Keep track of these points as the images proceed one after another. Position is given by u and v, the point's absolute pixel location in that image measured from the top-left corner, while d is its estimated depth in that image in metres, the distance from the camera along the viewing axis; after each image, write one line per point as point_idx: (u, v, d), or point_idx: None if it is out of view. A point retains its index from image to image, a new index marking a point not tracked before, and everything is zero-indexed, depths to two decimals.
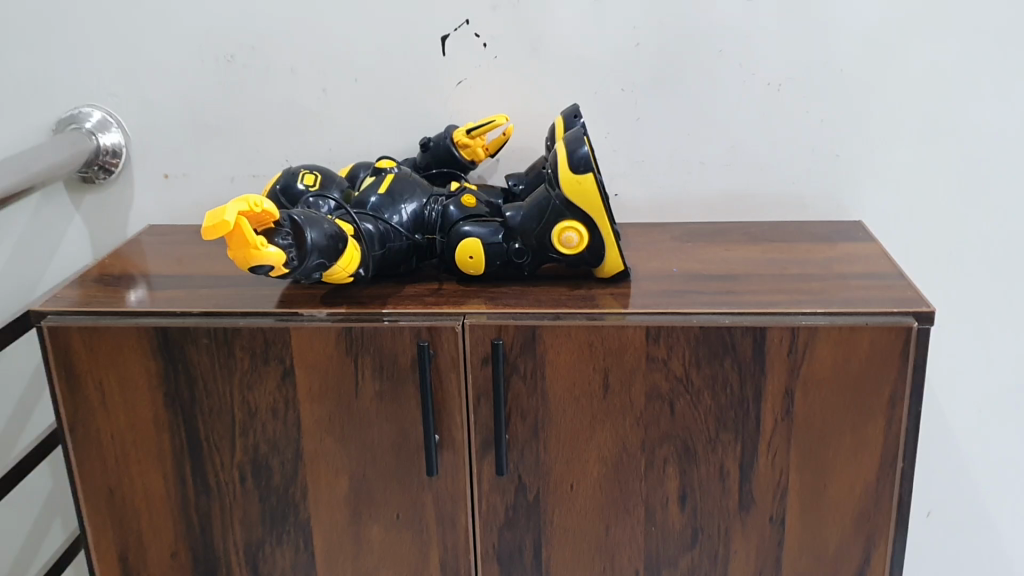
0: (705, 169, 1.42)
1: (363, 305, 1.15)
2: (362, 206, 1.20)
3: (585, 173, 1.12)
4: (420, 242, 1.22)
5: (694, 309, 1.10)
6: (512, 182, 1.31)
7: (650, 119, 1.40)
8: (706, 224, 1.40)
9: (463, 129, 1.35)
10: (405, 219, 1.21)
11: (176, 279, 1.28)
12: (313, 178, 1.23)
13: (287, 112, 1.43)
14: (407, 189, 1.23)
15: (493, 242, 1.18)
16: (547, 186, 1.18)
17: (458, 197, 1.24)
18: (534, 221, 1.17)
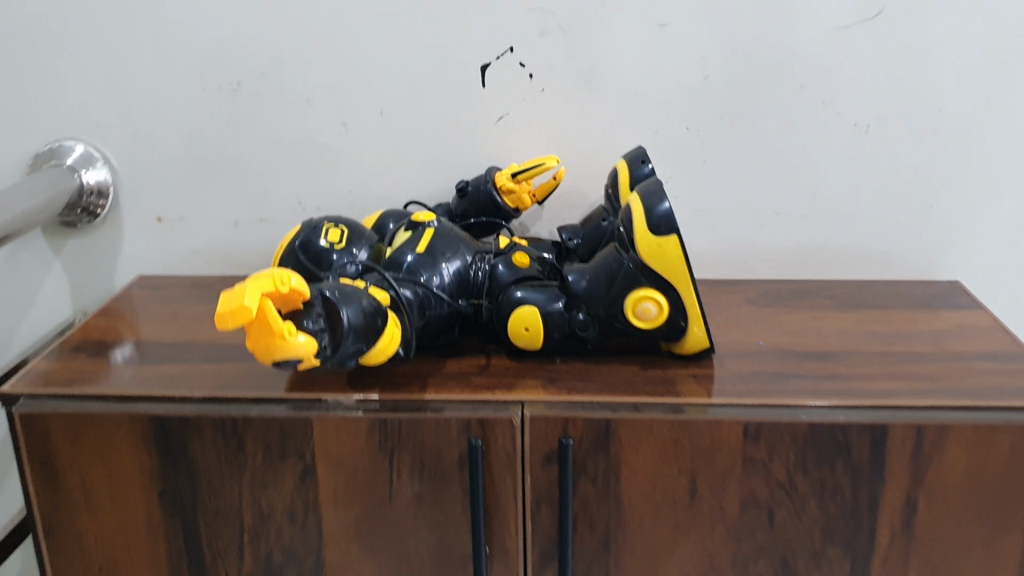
0: (780, 220, 1.24)
1: (399, 389, 0.97)
2: (397, 267, 1.01)
3: (668, 234, 0.93)
4: (464, 308, 1.03)
5: (800, 402, 0.92)
6: (565, 236, 1.11)
7: (719, 164, 1.22)
8: (782, 283, 1.23)
9: (505, 172, 1.17)
10: (448, 281, 1.02)
11: (172, 347, 1.09)
12: (338, 233, 1.04)
13: (302, 148, 1.25)
14: (449, 245, 1.04)
15: (553, 310, 1.00)
16: (617, 244, 1.00)
17: (509, 254, 1.05)
18: (603, 288, 0.98)
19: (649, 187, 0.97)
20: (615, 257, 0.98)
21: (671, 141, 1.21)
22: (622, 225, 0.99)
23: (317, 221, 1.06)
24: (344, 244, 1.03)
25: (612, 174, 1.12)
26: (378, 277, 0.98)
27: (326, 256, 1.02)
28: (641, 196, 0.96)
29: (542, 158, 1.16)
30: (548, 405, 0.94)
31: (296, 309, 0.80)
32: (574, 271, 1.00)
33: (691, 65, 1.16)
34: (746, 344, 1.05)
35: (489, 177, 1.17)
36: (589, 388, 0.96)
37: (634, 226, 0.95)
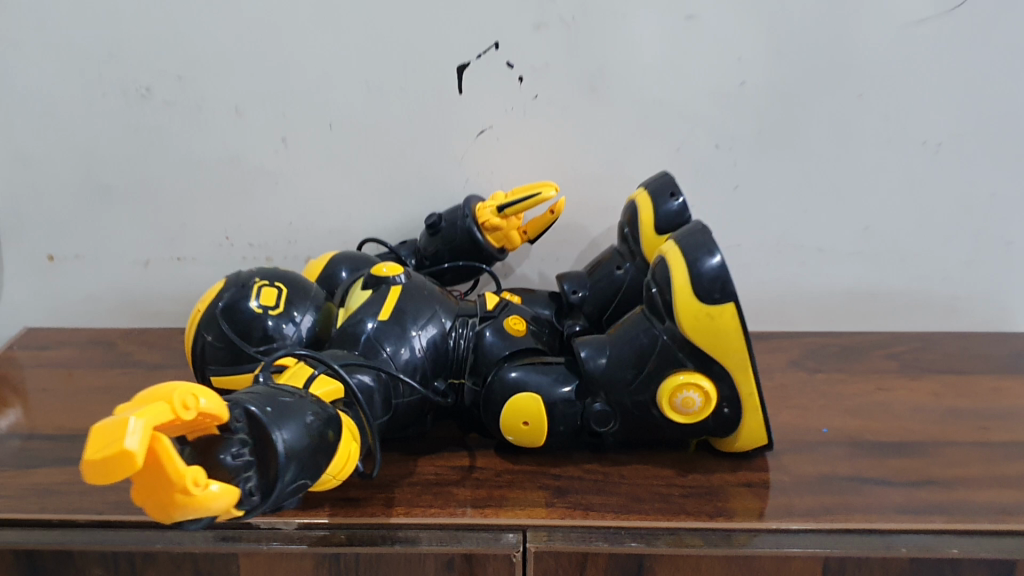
0: (823, 259, 1.01)
1: (357, 508, 0.72)
2: (352, 341, 0.76)
3: (722, 300, 0.70)
4: (440, 391, 0.79)
5: (893, 525, 0.70)
6: (567, 288, 0.88)
7: (753, 190, 0.98)
8: (824, 336, 1.01)
9: (489, 204, 0.93)
10: (421, 357, 0.77)
11: (57, 438, 0.83)
12: (273, 293, 0.79)
13: (232, 170, 0.99)
14: (422, 308, 0.79)
15: (561, 398, 0.76)
16: (646, 311, 0.76)
17: (500, 319, 0.81)
18: (631, 370, 0.74)
19: (688, 235, 0.74)
20: (645, 328, 0.75)
21: (694, 161, 0.97)
22: (651, 286, 0.75)
23: (246, 276, 0.81)
24: (282, 309, 0.78)
25: (630, 208, 0.89)
26: (328, 356, 0.73)
27: (257, 327, 0.77)
28: (680, 248, 0.73)
29: (537, 186, 0.92)
30: (559, 533, 0.70)
31: (211, 437, 0.55)
32: (589, 347, 0.76)
33: (725, 66, 0.92)
34: (802, 432, 0.82)
35: (468, 211, 0.92)
36: (610, 507, 0.72)
37: (674, 290, 0.72)
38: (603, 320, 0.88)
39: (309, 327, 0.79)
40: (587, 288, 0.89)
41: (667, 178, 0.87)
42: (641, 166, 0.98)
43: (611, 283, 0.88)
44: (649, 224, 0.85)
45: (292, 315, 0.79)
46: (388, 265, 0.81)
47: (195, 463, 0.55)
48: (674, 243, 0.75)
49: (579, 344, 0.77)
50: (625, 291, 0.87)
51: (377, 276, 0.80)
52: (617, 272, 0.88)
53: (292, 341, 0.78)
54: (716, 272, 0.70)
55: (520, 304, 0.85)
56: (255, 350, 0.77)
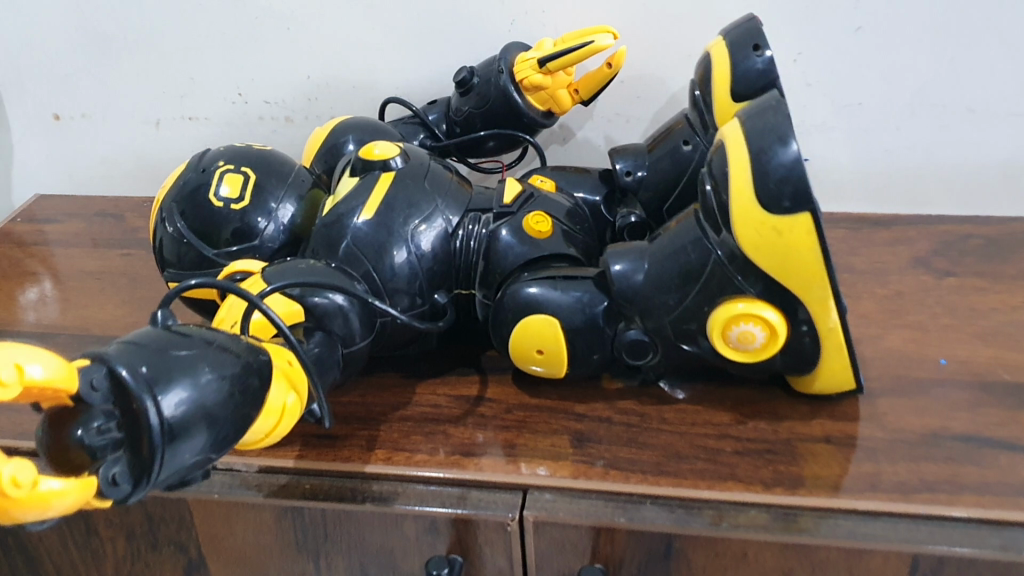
0: (973, 122, 0.78)
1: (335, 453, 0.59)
2: (331, 247, 0.62)
3: (793, 211, 0.52)
4: (443, 306, 0.65)
5: (1016, 516, 0.51)
6: (621, 168, 0.71)
7: (879, 31, 0.76)
8: (967, 224, 0.79)
9: (531, 56, 0.74)
10: (417, 266, 0.63)
11: (27, 339, 0.73)
12: (237, 181, 0.66)
13: (237, 14, 0.84)
14: (420, 202, 0.64)
15: (586, 322, 0.60)
16: (701, 215, 0.59)
17: (519, 216, 0.65)
18: (675, 293, 0.58)
19: (757, 116, 0.55)
20: (696, 239, 0.58)
21: None
22: (708, 183, 0.58)
23: (211, 158, 0.67)
24: (248, 202, 0.65)
25: (703, 63, 0.69)
26: (295, 269, 0.59)
27: (216, 226, 0.65)
28: (742, 134, 0.54)
29: (588, 30, 0.72)
30: (571, 498, 0.55)
31: (65, 409, 0.42)
32: (625, 259, 0.60)
33: None
34: (910, 365, 0.64)
35: (503, 67, 0.74)
36: (641, 465, 0.57)
37: (732, 193, 0.54)
38: (661, 210, 0.71)
39: (286, 222, 0.67)
40: (644, 165, 0.71)
41: (752, 23, 0.66)
42: (731, 2, 0.76)
43: (673, 161, 0.70)
44: (723, 87, 0.65)
45: (263, 208, 0.66)
46: (378, 146, 0.65)
47: (49, 440, 0.42)
48: (739, 126, 0.56)
49: (612, 253, 0.61)
50: (691, 170, 0.69)
51: (367, 160, 0.65)
52: (683, 147, 0.70)
53: (263, 241, 0.66)
54: (785, 171, 0.52)
55: (553, 195, 0.69)
56: (217, 253, 0.65)
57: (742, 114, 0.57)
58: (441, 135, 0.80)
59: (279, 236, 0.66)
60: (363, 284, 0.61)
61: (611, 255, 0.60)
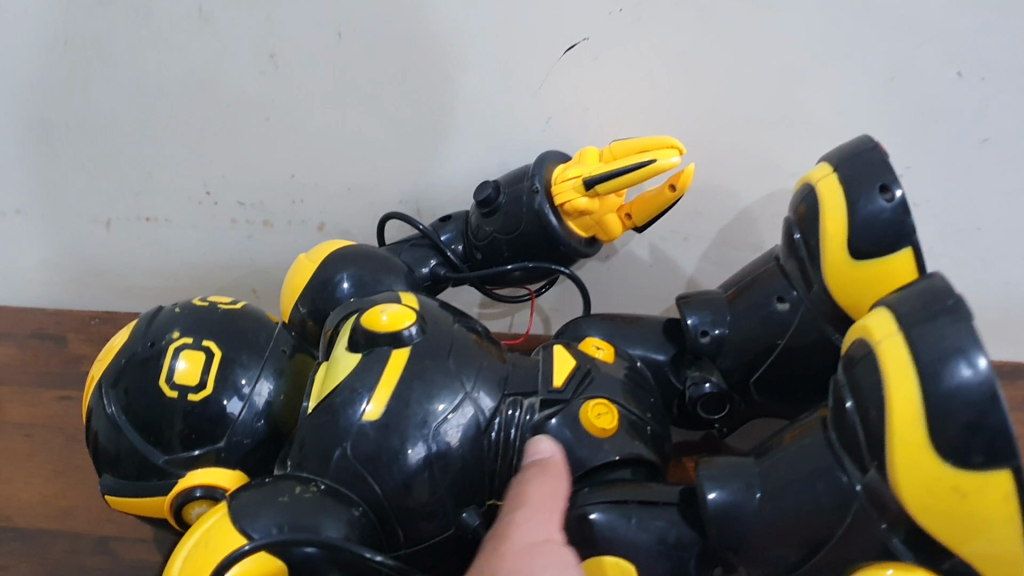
0: None
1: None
2: (322, 456, 0.45)
3: (983, 464, 0.33)
4: (474, 529, 0.46)
5: None
6: (692, 326, 0.56)
7: (1010, 145, 0.60)
8: None
9: (573, 176, 0.58)
10: (440, 481, 0.45)
11: None
12: (196, 359, 0.49)
13: (203, 101, 0.68)
14: (441, 390, 0.46)
15: (666, 564, 0.45)
16: (834, 436, 0.41)
17: (575, 406, 0.49)
18: (793, 544, 0.41)
19: (919, 316, 0.36)
20: (826, 470, 0.40)
21: (918, 96, 0.60)
22: (846, 396, 0.40)
23: (161, 326, 0.51)
24: (211, 387, 0.49)
25: (804, 195, 0.50)
26: (278, 502, 0.44)
27: (168, 421, 0.48)
28: (905, 339, 0.36)
29: (644, 141, 0.57)
30: None
31: None
32: (721, 484, 0.44)
33: None
34: None
35: (538, 186, 0.58)
36: None
37: (889, 423, 0.35)
38: (746, 380, 0.56)
39: (261, 407, 0.50)
40: (725, 319, 0.56)
41: (871, 146, 0.48)
42: (823, 107, 0.61)
43: (761, 318, 0.54)
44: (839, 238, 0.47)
45: (230, 392, 0.49)
46: (388, 312, 0.48)
47: None
48: (893, 323, 0.37)
49: (706, 478, 0.44)
50: (786, 336, 0.53)
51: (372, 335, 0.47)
52: (773, 306, 0.53)
53: (232, 435, 0.49)
54: (977, 404, 0.33)
55: (613, 368, 0.53)
56: (169, 459, 0.49)
57: (894, 304, 0.38)
58: (460, 260, 0.64)
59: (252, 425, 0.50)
60: (362, 506, 0.45)
61: (706, 482, 0.44)
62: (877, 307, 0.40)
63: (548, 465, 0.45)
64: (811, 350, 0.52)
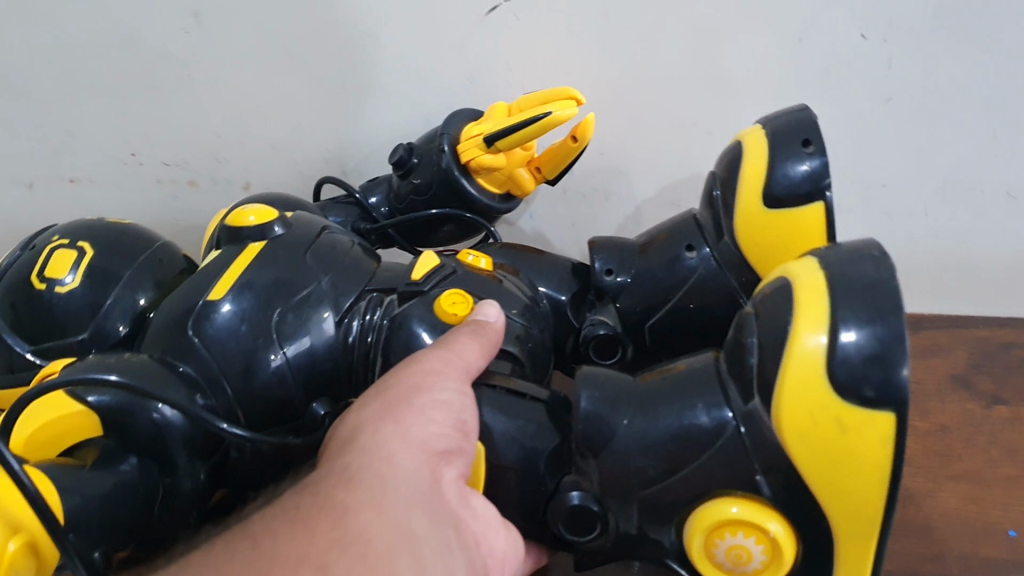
0: (1013, 210, 0.67)
1: (340, 441, 0.36)
2: (172, 339, 0.41)
3: (870, 404, 0.32)
4: (323, 420, 0.42)
5: None
6: (601, 267, 0.54)
7: (913, 103, 0.64)
8: (1008, 326, 0.67)
9: (476, 132, 0.57)
10: (287, 372, 0.41)
11: None
12: (67, 254, 0.49)
13: (122, 59, 0.68)
14: (295, 280, 0.43)
15: (515, 465, 0.39)
16: (720, 364, 0.39)
17: (432, 295, 0.44)
18: (655, 453, 0.38)
19: (845, 267, 0.35)
20: (709, 405, 0.37)
21: (825, 57, 0.63)
22: (750, 333, 0.37)
23: (53, 234, 0.51)
24: (78, 282, 0.48)
25: (729, 155, 0.51)
26: (108, 363, 0.40)
27: (42, 316, 0.48)
28: (821, 287, 0.35)
29: (543, 93, 0.56)
30: None
31: None
32: (596, 392, 0.40)
33: None
34: (975, 537, 0.52)
35: (445, 145, 0.57)
36: None
37: (788, 349, 0.34)
38: (643, 325, 0.53)
39: (128, 317, 0.48)
40: (630, 270, 0.54)
41: (806, 116, 0.48)
42: (736, 68, 0.64)
43: (668, 267, 0.53)
44: (753, 192, 0.48)
45: (103, 291, 0.48)
46: (252, 210, 0.46)
47: None
48: (819, 274, 0.36)
49: (585, 383, 0.40)
50: (689, 287, 0.52)
51: (242, 231, 0.45)
52: (691, 266, 0.52)
53: (96, 330, 0.48)
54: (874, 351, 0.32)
55: (485, 271, 0.47)
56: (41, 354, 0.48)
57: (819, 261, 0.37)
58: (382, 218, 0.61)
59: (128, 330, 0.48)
60: (208, 398, 0.40)
61: (580, 386, 0.40)
62: (804, 259, 0.38)
63: (486, 325, 0.41)
64: (711, 304, 0.52)
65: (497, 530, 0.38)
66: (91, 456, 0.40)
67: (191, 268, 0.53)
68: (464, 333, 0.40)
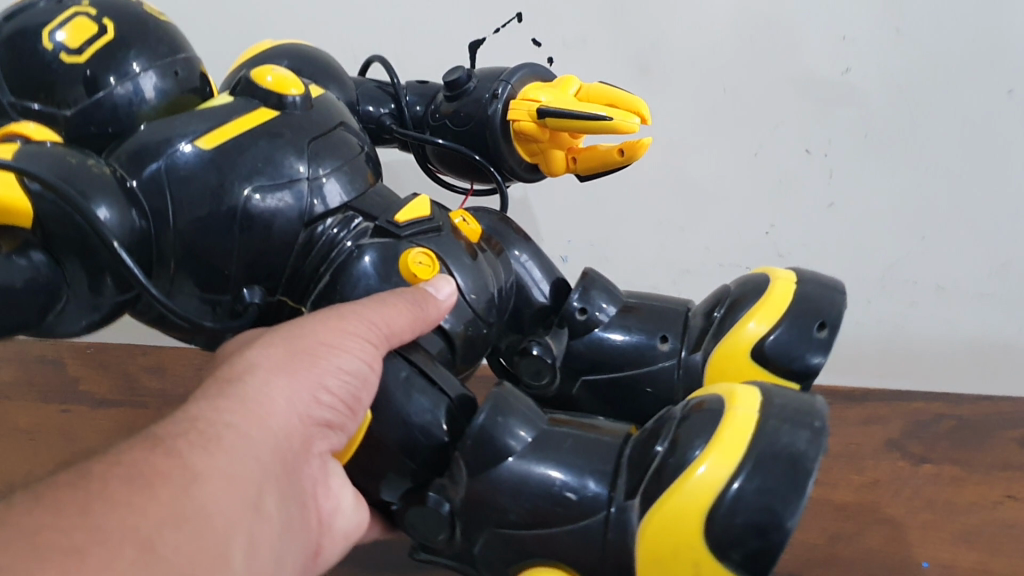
0: (943, 302, 0.79)
1: (226, 377, 0.36)
2: (137, 162, 0.40)
3: (731, 558, 0.33)
4: (247, 305, 0.42)
5: None
6: (574, 303, 0.51)
7: (852, 209, 0.77)
8: (940, 402, 0.77)
9: (534, 97, 0.51)
10: (235, 242, 0.40)
11: None
12: (94, 17, 0.41)
13: None
14: (282, 159, 0.42)
15: (396, 447, 0.40)
16: (625, 451, 0.39)
17: (400, 246, 0.44)
18: (524, 502, 0.38)
19: (788, 417, 0.35)
20: (600, 477, 0.38)
21: (776, 167, 0.77)
22: (667, 432, 0.37)
23: None
24: (88, 59, 0.40)
25: (750, 283, 0.48)
26: (65, 163, 0.38)
27: (39, 77, 0.40)
28: (751, 428, 0.35)
29: (621, 94, 0.51)
30: None
31: None
32: (496, 415, 0.40)
33: (826, 48, 0.72)
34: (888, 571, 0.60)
35: (498, 92, 0.52)
36: None
37: (687, 473, 0.34)
38: (578, 376, 0.51)
39: (124, 114, 0.41)
40: (602, 325, 0.51)
41: (841, 302, 0.46)
42: (705, 173, 0.78)
43: (635, 340, 0.50)
44: (748, 340, 0.45)
45: (113, 77, 0.40)
46: (281, 73, 0.44)
47: None
48: (755, 419, 0.35)
49: (492, 405, 0.40)
50: (639, 371, 0.50)
51: (278, 96, 0.44)
52: (648, 357, 0.50)
53: (92, 114, 0.40)
54: (762, 515, 0.32)
55: (467, 240, 0.47)
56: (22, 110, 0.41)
57: (768, 401, 0.36)
58: (410, 117, 0.56)
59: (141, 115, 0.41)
60: (145, 222, 0.39)
61: (489, 404, 0.40)
62: (750, 389, 0.37)
63: (430, 300, 0.41)
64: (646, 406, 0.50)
65: (347, 493, 0.39)
66: (8, 243, 0.39)
67: (204, 93, 0.44)
68: (404, 300, 0.40)
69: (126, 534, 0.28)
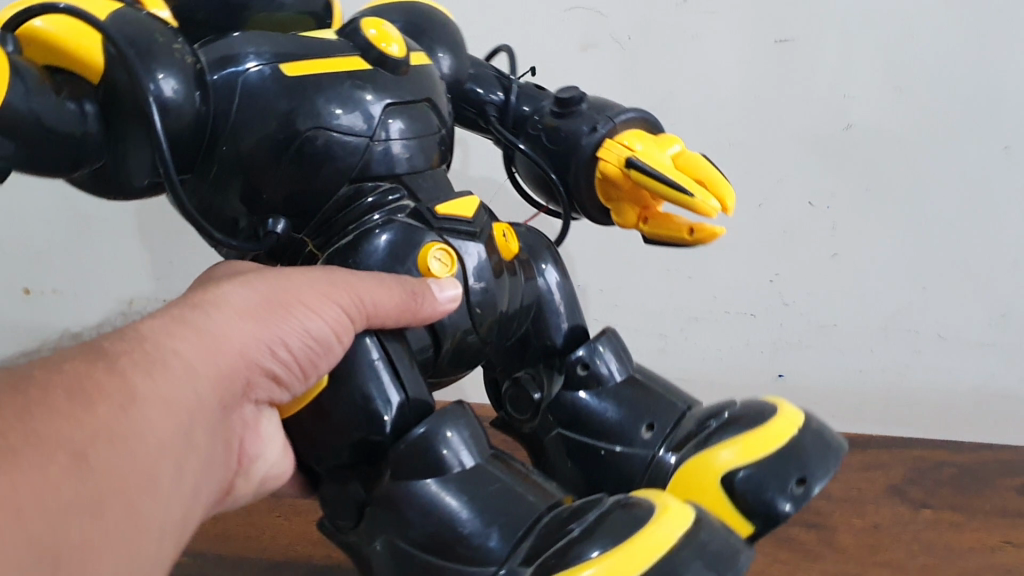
0: (945, 350, 0.81)
1: (195, 303, 0.39)
2: (223, 62, 0.41)
3: None
4: (271, 234, 0.43)
5: None
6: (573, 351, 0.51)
7: (854, 260, 0.79)
8: (942, 449, 0.79)
9: (629, 143, 0.51)
10: (281, 168, 0.42)
11: None
12: None
13: None
14: (357, 106, 0.42)
15: (341, 420, 0.41)
16: (548, 519, 0.39)
17: (425, 232, 0.44)
18: (426, 522, 0.38)
19: (697, 550, 0.36)
20: (504, 532, 0.38)
21: (782, 219, 0.79)
22: (583, 520, 0.37)
23: None
24: None
25: (746, 406, 0.47)
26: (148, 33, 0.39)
27: None
28: (657, 551, 0.35)
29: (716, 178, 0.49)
30: None
31: None
32: (446, 441, 0.40)
33: (826, 102, 0.74)
34: None
35: (598, 126, 0.51)
36: None
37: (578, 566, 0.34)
38: (556, 430, 0.50)
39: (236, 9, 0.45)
40: (594, 389, 0.50)
41: (832, 464, 0.43)
42: None
43: (617, 416, 0.49)
44: (723, 467, 0.43)
45: None
46: (396, 37, 0.44)
47: None
48: (672, 542, 0.36)
49: (438, 417, 0.40)
50: (610, 448, 0.48)
51: (379, 52, 0.44)
52: (620, 436, 0.48)
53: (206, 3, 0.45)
54: None
55: (498, 257, 0.46)
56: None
57: (684, 529, 0.36)
58: (514, 115, 0.54)
59: (254, 11, 0.45)
60: (206, 109, 0.41)
61: (434, 417, 0.40)
62: (684, 509, 0.37)
63: (430, 295, 0.41)
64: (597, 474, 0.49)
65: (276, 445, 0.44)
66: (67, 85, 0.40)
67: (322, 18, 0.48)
68: (390, 285, 0.40)
69: (61, 444, 0.30)
